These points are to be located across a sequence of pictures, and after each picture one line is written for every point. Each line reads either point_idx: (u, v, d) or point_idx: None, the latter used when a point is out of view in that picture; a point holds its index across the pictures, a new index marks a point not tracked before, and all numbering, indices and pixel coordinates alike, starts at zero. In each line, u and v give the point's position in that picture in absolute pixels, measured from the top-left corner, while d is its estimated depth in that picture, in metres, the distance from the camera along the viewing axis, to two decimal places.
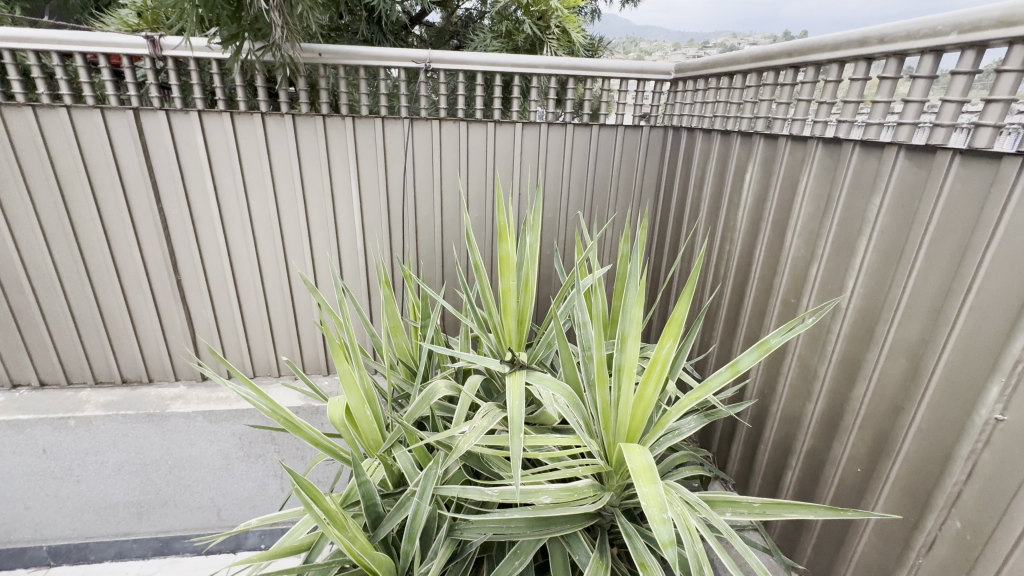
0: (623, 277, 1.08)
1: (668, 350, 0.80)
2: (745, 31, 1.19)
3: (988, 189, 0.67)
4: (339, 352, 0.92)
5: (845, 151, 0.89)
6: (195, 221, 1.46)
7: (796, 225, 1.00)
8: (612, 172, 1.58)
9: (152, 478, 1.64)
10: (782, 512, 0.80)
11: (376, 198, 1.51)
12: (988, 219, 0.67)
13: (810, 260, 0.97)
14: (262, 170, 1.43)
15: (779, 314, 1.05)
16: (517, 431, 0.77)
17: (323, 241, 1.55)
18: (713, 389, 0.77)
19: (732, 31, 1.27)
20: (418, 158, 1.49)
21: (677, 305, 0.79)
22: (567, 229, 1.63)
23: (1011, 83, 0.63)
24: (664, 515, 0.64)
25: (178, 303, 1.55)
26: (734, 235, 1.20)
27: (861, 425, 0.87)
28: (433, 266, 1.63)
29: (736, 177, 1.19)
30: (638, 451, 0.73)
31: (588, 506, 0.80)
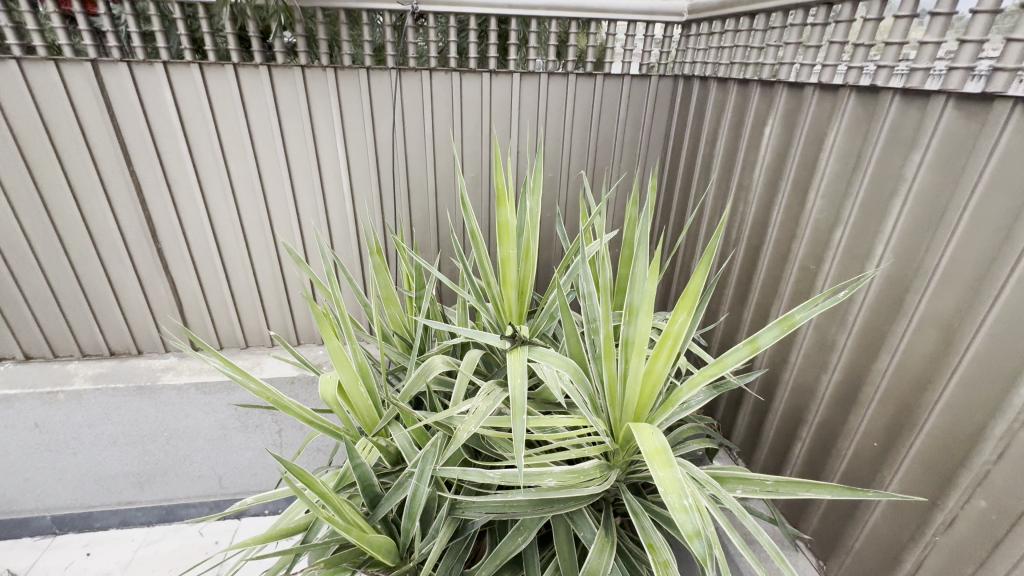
0: (631, 243, 1.01)
1: (682, 324, 0.75)
2: None
3: None
4: (328, 328, 0.86)
5: (882, 101, 0.79)
6: (171, 185, 1.37)
7: (821, 184, 0.92)
8: (616, 128, 1.47)
9: (149, 449, 1.62)
10: (796, 490, 0.76)
11: (364, 159, 1.41)
12: None
13: (834, 223, 0.90)
14: (240, 129, 1.32)
15: (796, 281, 0.99)
16: (521, 412, 0.73)
17: (310, 206, 1.46)
18: (730, 365, 0.71)
19: None
20: (408, 114, 1.38)
21: (694, 276, 0.72)
22: (569, 190, 1.54)
23: None
24: (685, 502, 0.59)
25: (161, 272, 1.48)
26: (749, 195, 1.12)
27: (881, 398, 0.83)
28: (428, 231, 1.55)
29: (753, 132, 1.09)
30: (653, 434, 0.67)
31: (595, 488, 0.75)
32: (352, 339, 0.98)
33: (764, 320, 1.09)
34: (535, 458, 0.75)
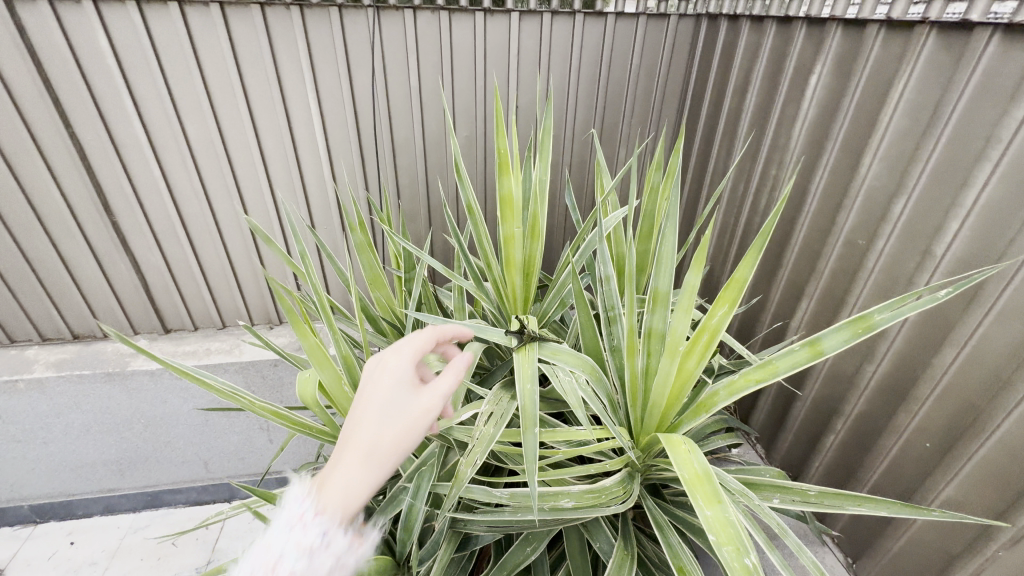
0: (651, 216, 0.88)
1: (722, 318, 0.63)
2: None
3: None
4: (301, 325, 0.72)
5: (975, 42, 0.64)
6: (121, 148, 1.19)
7: (880, 146, 0.78)
8: (628, 78, 1.29)
9: (126, 436, 1.52)
10: (845, 505, 0.67)
11: (342, 116, 1.24)
12: None
13: (895, 192, 0.77)
14: (194, 82, 1.13)
15: (840, 258, 0.87)
16: (531, 425, 0.62)
17: (283, 172, 1.29)
18: (781, 370, 0.60)
19: None
20: (390, 62, 1.19)
21: (742, 264, 0.60)
22: (574, 150, 1.38)
23: None
24: (743, 557, 0.49)
25: (120, 248, 1.32)
26: (785, 155, 0.98)
27: (939, 396, 0.73)
28: (416, 199, 1.39)
29: (795, 81, 0.93)
30: (694, 464, 0.56)
31: (617, 508, 0.66)
32: (334, 328, 0.85)
33: (796, 300, 0.98)
34: (548, 474, 0.65)
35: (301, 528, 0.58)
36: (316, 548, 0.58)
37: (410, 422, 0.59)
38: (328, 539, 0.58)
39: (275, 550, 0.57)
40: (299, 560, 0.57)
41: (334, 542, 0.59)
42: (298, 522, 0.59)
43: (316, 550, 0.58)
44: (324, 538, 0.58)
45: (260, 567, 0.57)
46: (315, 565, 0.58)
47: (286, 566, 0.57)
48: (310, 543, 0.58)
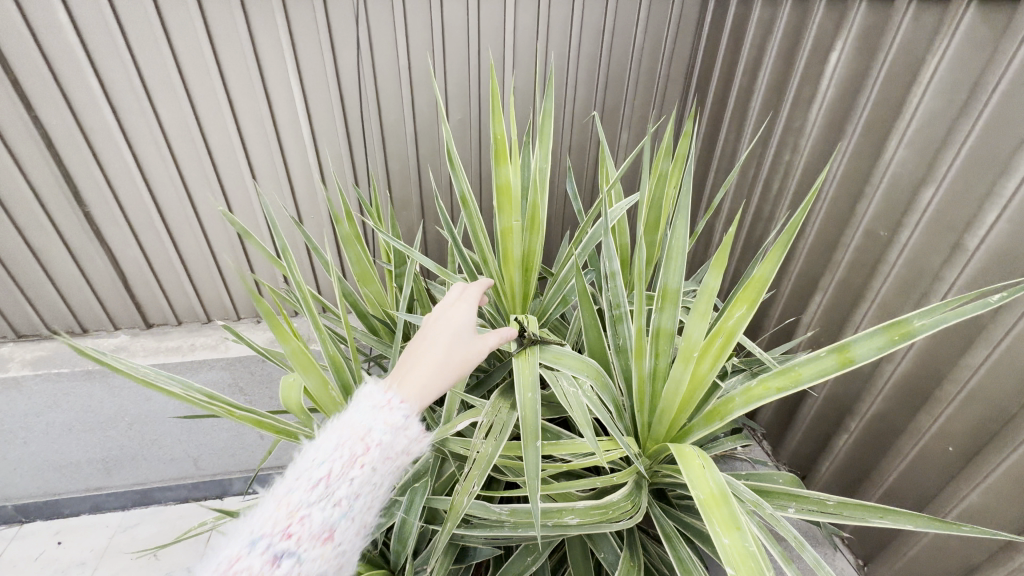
0: (658, 206, 0.82)
1: (739, 320, 0.58)
2: None
3: None
4: (283, 330, 0.66)
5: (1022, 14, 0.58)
6: (89, 134, 1.11)
7: (906, 130, 0.72)
8: (631, 57, 1.22)
9: (111, 435, 1.47)
10: (867, 517, 0.63)
11: (327, 98, 1.16)
12: None
13: (922, 180, 0.71)
14: (165, 61, 1.05)
15: (858, 249, 0.82)
16: (533, 439, 0.57)
17: (266, 159, 1.22)
18: (805, 377, 0.55)
19: None
20: (376, 39, 1.11)
21: (764, 262, 0.54)
22: (574, 134, 1.31)
23: None
24: None
25: (94, 241, 1.25)
26: (800, 140, 0.92)
27: (966, 398, 0.69)
28: (407, 186, 1.33)
29: (813, 60, 0.87)
30: (710, 483, 0.52)
31: (625, 524, 0.61)
32: (319, 325, 0.78)
33: (809, 293, 0.93)
34: (552, 490, 0.61)
35: (389, 408, 0.59)
36: (400, 428, 0.58)
37: (477, 349, 0.65)
38: (408, 422, 0.59)
39: (362, 423, 0.58)
40: (385, 435, 0.57)
41: (413, 427, 0.59)
42: (384, 403, 0.59)
43: (399, 430, 0.58)
44: (406, 421, 0.59)
45: (349, 438, 0.57)
46: (397, 444, 0.58)
47: (373, 439, 0.57)
48: (394, 422, 0.59)
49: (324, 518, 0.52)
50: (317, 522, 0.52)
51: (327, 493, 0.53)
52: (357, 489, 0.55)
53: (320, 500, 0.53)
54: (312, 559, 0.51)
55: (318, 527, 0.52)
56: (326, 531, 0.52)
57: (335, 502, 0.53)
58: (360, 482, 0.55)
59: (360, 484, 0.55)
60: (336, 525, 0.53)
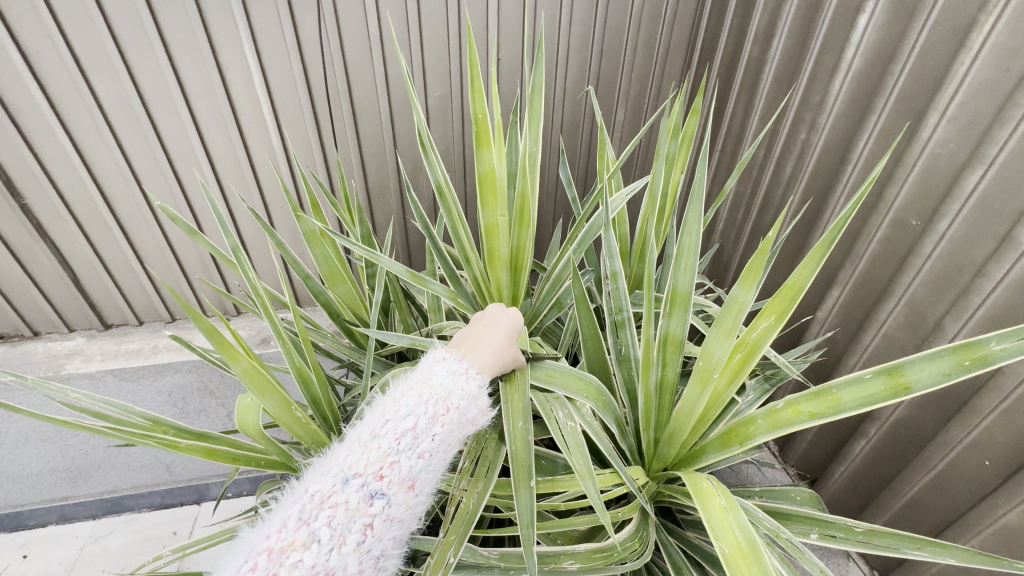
0: (663, 194, 0.73)
1: (765, 333, 0.50)
2: None
3: None
4: (232, 349, 0.55)
5: None
6: (16, 116, 0.97)
7: (951, 103, 0.63)
8: (628, 24, 1.10)
9: (73, 443, 1.37)
10: (901, 547, 0.55)
11: (290, 75, 1.04)
12: None
13: (966, 162, 0.62)
14: (97, 30, 0.91)
15: (884, 240, 0.73)
16: (526, 478, 0.49)
17: (224, 142, 1.10)
18: (847, 403, 0.46)
19: None
20: (342, 4, 0.98)
21: (800, 266, 0.46)
22: (565, 110, 1.20)
23: None
24: None
25: (34, 236, 1.12)
26: (820, 115, 0.82)
27: (1009, 408, 0.62)
28: (384, 172, 1.21)
29: (838, 25, 0.77)
30: (737, 534, 0.44)
31: (632, 567, 0.53)
32: (280, 332, 0.67)
33: (825, 287, 0.85)
34: (546, 529, 0.53)
35: (468, 374, 0.52)
36: (476, 395, 0.52)
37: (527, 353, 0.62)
38: (482, 391, 0.53)
39: (441, 383, 0.51)
40: (463, 401, 0.51)
41: (483, 403, 0.53)
42: (460, 369, 0.53)
43: (475, 396, 0.52)
44: (480, 390, 0.53)
45: (429, 394, 0.50)
46: (472, 410, 0.52)
47: (454, 402, 0.50)
48: (469, 389, 0.52)
49: (411, 466, 0.46)
50: (405, 469, 0.45)
51: (414, 440, 0.46)
52: (439, 444, 0.48)
53: (408, 447, 0.46)
54: (397, 506, 0.44)
55: (405, 473, 0.45)
56: (411, 480, 0.45)
57: (422, 452, 0.46)
58: (444, 437, 0.48)
59: (442, 440, 0.48)
60: (420, 475, 0.46)
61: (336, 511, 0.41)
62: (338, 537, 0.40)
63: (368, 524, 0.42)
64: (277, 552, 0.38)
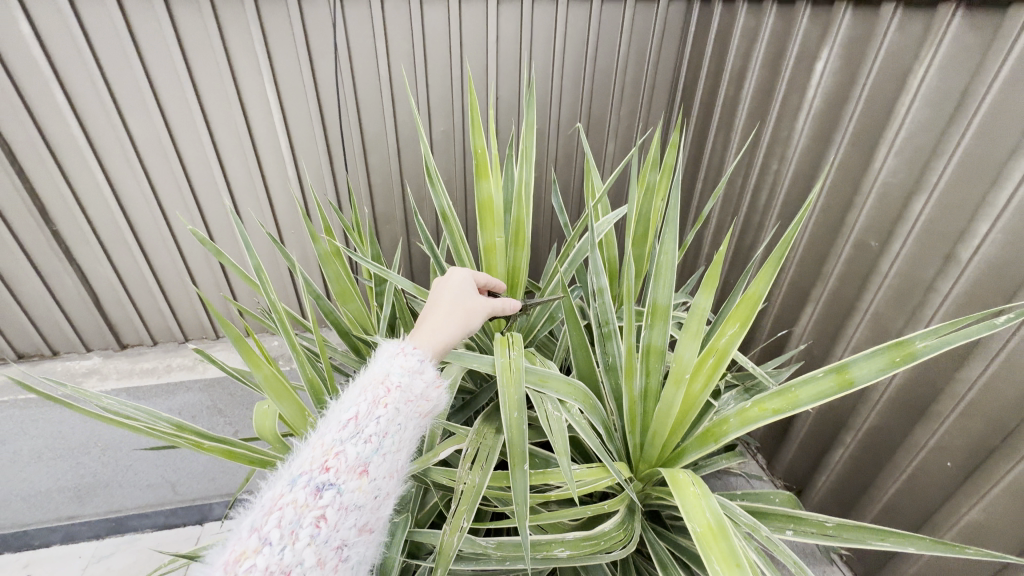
0: (647, 218, 0.80)
1: (732, 338, 0.56)
2: None
3: None
4: (254, 356, 0.62)
5: (1007, 23, 0.57)
6: (55, 149, 1.06)
7: (896, 138, 0.71)
8: (616, 67, 1.20)
9: (83, 461, 1.41)
10: (867, 539, 0.60)
11: (306, 112, 1.13)
12: None
13: (912, 190, 0.70)
14: (135, 75, 1.01)
15: (849, 260, 0.80)
16: (521, 462, 0.55)
17: (243, 174, 1.19)
18: (802, 398, 0.53)
19: None
20: (356, 52, 1.09)
21: (757, 278, 0.52)
22: (559, 145, 1.29)
23: None
24: None
25: (62, 260, 1.20)
26: (788, 149, 0.90)
27: (964, 411, 0.67)
28: (391, 201, 1.30)
29: (798, 72, 0.86)
30: (707, 515, 0.50)
31: (617, 555, 0.58)
32: (296, 346, 0.74)
33: (801, 305, 0.91)
34: (539, 520, 0.58)
35: (404, 352, 0.57)
36: (417, 370, 0.56)
37: (481, 301, 0.66)
38: (425, 365, 0.57)
39: (379, 371, 0.55)
40: (403, 377, 0.55)
41: (430, 372, 0.57)
42: (396, 350, 0.57)
43: (415, 372, 0.56)
44: (421, 364, 0.57)
45: (368, 386, 0.55)
46: (416, 386, 0.56)
47: (393, 382, 0.55)
48: (408, 366, 0.57)
49: (358, 452, 0.50)
50: (351, 457, 0.49)
51: (357, 430, 0.51)
52: (384, 427, 0.52)
53: (352, 437, 0.51)
54: (351, 492, 0.48)
55: (353, 461, 0.49)
56: (361, 466, 0.50)
57: (367, 438, 0.51)
58: (388, 419, 0.53)
59: (388, 422, 0.53)
60: (371, 460, 0.51)
61: (285, 511, 0.45)
62: (291, 535, 0.44)
63: (319, 516, 0.46)
64: (233, 561, 0.42)
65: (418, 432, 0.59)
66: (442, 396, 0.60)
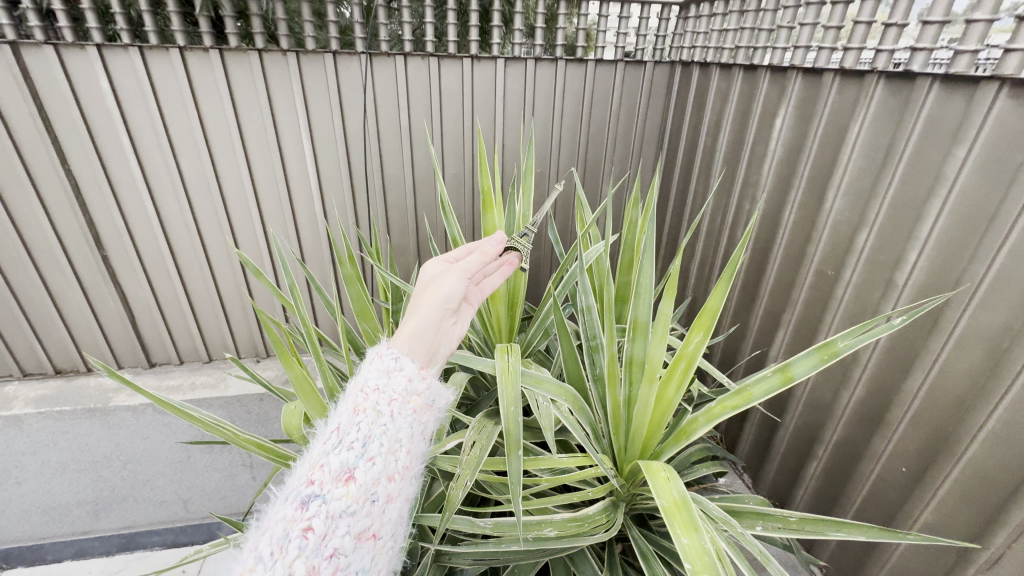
0: (632, 248, 0.91)
1: (698, 346, 0.66)
2: None
3: None
4: (289, 357, 0.73)
5: (918, 90, 0.70)
6: (114, 185, 1.21)
7: (841, 182, 0.83)
8: (609, 119, 1.36)
9: (104, 475, 1.48)
10: (825, 530, 0.68)
11: (334, 155, 1.28)
12: None
13: (857, 226, 0.81)
14: (190, 123, 1.17)
15: (812, 288, 0.91)
16: (515, 448, 0.63)
17: (274, 208, 1.32)
18: (755, 396, 0.62)
19: None
20: (382, 106, 1.25)
21: (714, 293, 0.63)
22: (559, 187, 1.43)
23: None
24: None
25: (107, 282, 1.32)
26: (757, 192, 1.03)
27: (912, 419, 0.75)
28: (406, 234, 1.43)
29: (762, 124, 1.00)
30: (673, 493, 0.58)
31: (600, 537, 0.67)
32: (320, 358, 0.86)
33: (774, 329, 1.01)
34: (531, 504, 0.66)
35: (377, 355, 0.57)
36: (393, 369, 0.56)
37: (441, 275, 0.65)
38: (403, 362, 0.57)
39: (358, 377, 0.56)
40: (379, 379, 0.55)
41: (408, 366, 0.56)
42: (373, 355, 0.57)
43: (392, 371, 0.56)
44: (397, 362, 0.57)
45: (350, 394, 0.55)
46: (397, 384, 0.55)
47: (370, 385, 0.55)
48: (386, 367, 0.56)
49: (341, 460, 0.50)
50: (334, 466, 0.49)
51: (340, 439, 0.51)
52: (368, 431, 0.52)
53: (336, 447, 0.51)
54: (339, 500, 0.48)
55: (337, 470, 0.49)
56: (346, 473, 0.49)
57: (349, 444, 0.51)
58: (370, 422, 0.52)
59: (370, 426, 0.52)
60: (356, 466, 0.50)
61: (275, 529, 0.46)
62: (279, 550, 0.44)
63: (306, 528, 0.46)
64: None
65: (422, 430, 0.57)
66: (435, 385, 0.59)
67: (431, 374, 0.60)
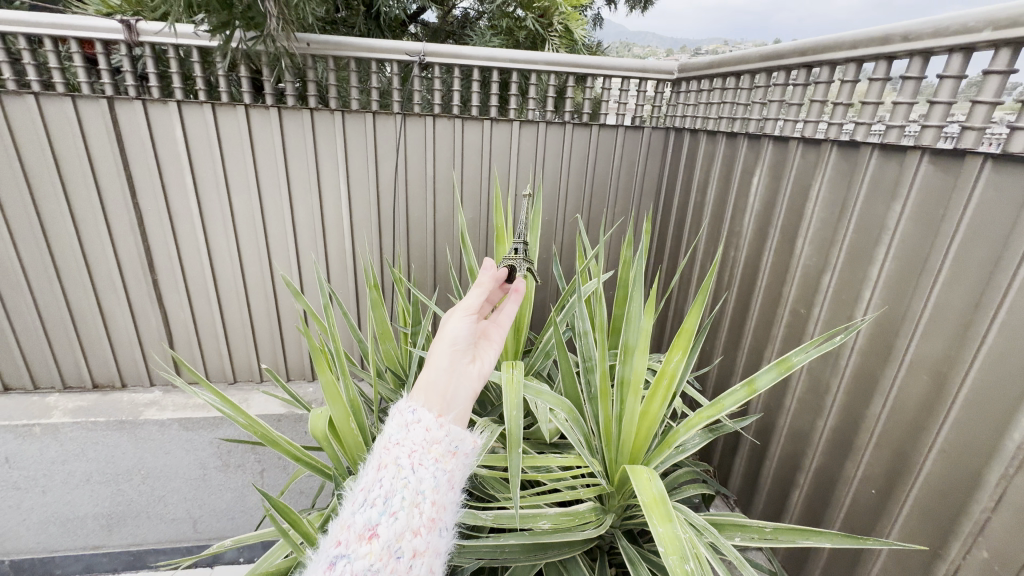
0: (625, 283, 1.03)
1: (677, 364, 0.75)
2: (736, 40, 1.19)
3: (1015, 214, 0.63)
4: (323, 363, 0.83)
5: (862, 155, 0.84)
6: (173, 217, 1.38)
7: (807, 231, 0.96)
8: (611, 175, 1.53)
9: (123, 488, 1.54)
10: (795, 539, 0.75)
11: (366, 198, 1.45)
12: (1015, 244, 0.63)
13: (822, 268, 0.93)
14: (246, 166, 1.35)
15: (788, 324, 1.01)
16: (516, 446, 0.71)
17: (309, 243, 1.48)
18: (727, 407, 0.73)
19: (723, 38, 1.27)
20: (411, 158, 1.43)
21: (689, 317, 0.73)
22: (565, 233, 1.58)
23: (997, 85, 0.64)
24: (685, 564, 0.60)
25: (153, 303, 1.46)
26: (739, 241, 1.16)
27: (878, 443, 0.83)
28: (425, 270, 1.57)
29: (742, 182, 1.14)
30: (653, 490, 0.67)
31: (589, 532, 0.77)
32: (347, 371, 0.96)
33: (757, 364, 1.10)
34: (530, 500, 0.76)
35: (398, 411, 0.63)
36: (411, 425, 0.62)
37: (446, 323, 0.72)
38: (420, 417, 0.62)
39: (382, 436, 0.62)
40: (399, 436, 0.61)
41: (425, 417, 0.62)
42: (395, 413, 0.64)
43: (410, 425, 0.62)
44: (414, 415, 0.63)
45: (376, 453, 0.61)
46: (416, 436, 0.61)
47: (392, 443, 0.60)
48: (405, 421, 0.62)
49: (365, 519, 0.55)
50: (359, 524, 0.55)
51: (365, 498, 0.57)
52: (390, 487, 0.57)
53: (361, 506, 0.56)
54: (363, 558, 0.52)
55: (361, 528, 0.55)
56: (370, 530, 0.54)
57: (372, 501, 0.56)
58: (391, 478, 0.58)
59: (391, 484, 0.57)
60: (379, 522, 0.55)
61: None
62: None
63: None
64: None
65: (445, 484, 0.61)
66: (455, 431, 0.63)
67: (447, 420, 0.64)
